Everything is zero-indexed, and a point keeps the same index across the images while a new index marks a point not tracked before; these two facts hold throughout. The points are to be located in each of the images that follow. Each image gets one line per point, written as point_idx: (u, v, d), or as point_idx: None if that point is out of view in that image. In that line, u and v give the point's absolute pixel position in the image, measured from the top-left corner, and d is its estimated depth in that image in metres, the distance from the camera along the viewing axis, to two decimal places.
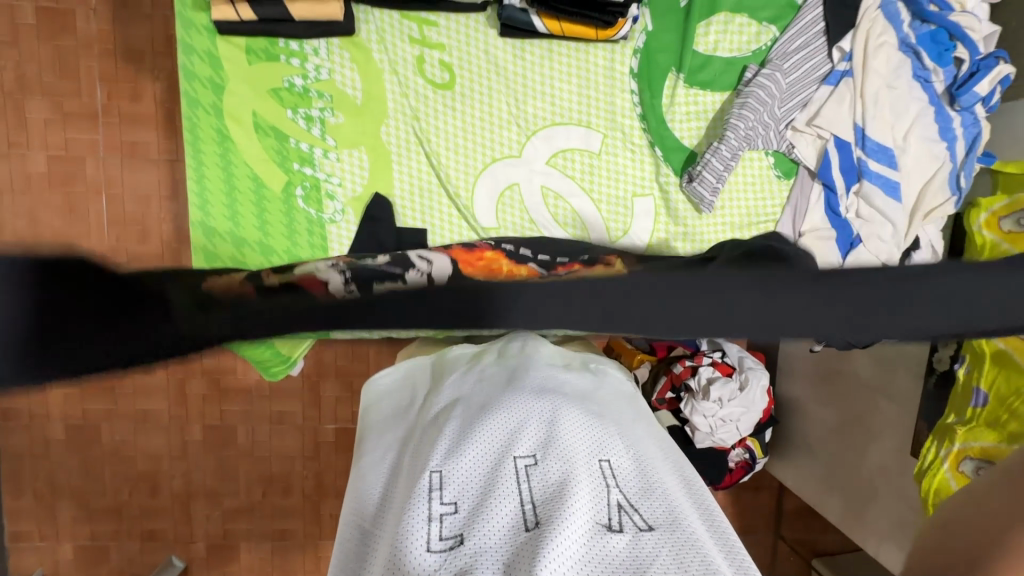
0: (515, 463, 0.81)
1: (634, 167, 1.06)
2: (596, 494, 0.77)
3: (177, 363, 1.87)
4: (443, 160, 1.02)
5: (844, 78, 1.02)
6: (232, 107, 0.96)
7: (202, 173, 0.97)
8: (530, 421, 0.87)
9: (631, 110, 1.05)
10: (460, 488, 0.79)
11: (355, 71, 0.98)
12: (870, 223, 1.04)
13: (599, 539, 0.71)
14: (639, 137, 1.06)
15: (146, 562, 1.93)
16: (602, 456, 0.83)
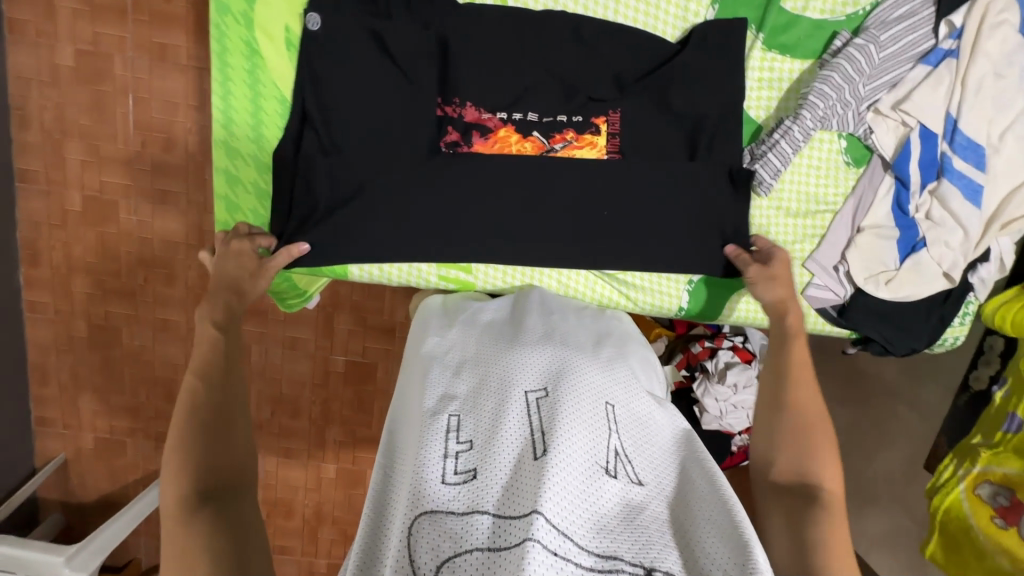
0: (523, 394, 0.74)
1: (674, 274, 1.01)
2: (599, 437, 0.70)
3: (197, 277, 1.89)
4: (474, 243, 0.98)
5: (946, 59, 0.90)
6: (264, 17, 0.87)
7: (228, 89, 0.89)
8: (539, 356, 0.79)
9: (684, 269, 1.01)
10: (474, 423, 0.72)
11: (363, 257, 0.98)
12: (939, 227, 0.95)
13: (599, 484, 0.66)
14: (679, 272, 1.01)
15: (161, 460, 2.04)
16: (609, 402, 0.76)
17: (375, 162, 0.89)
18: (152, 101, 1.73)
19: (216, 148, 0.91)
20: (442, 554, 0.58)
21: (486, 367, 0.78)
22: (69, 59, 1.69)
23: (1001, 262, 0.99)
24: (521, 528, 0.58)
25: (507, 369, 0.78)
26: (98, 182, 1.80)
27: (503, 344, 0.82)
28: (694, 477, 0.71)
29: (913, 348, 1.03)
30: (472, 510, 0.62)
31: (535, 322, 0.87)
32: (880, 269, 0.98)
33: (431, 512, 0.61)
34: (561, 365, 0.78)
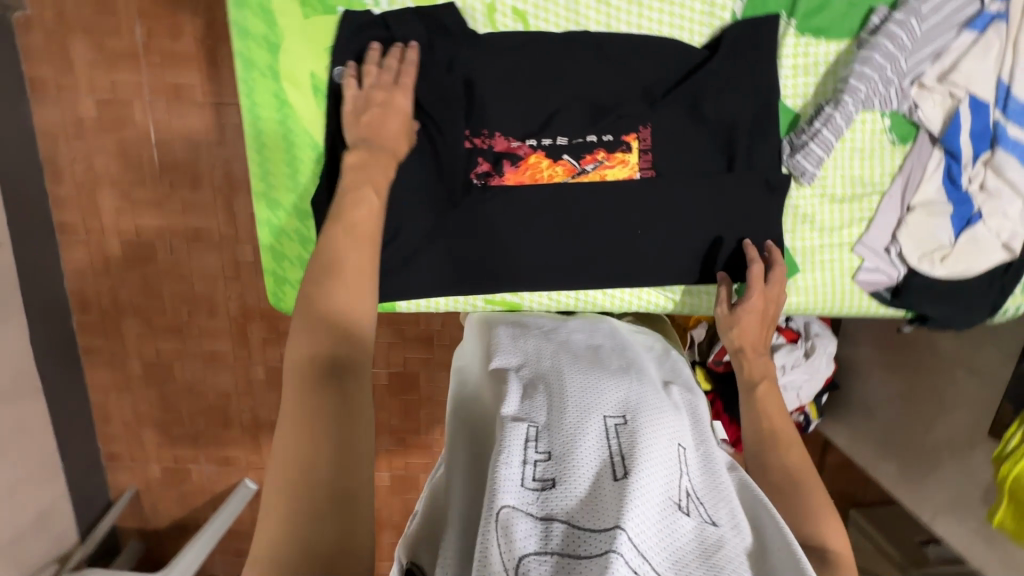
0: (602, 418, 0.75)
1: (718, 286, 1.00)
2: (674, 472, 0.71)
3: (238, 307, 1.95)
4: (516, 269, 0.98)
5: (994, 22, 0.85)
6: (289, 67, 0.87)
7: (262, 142, 0.91)
8: (617, 386, 0.81)
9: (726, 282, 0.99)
10: (552, 435, 0.73)
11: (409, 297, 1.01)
12: (996, 198, 0.92)
13: (674, 517, 0.66)
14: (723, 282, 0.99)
15: (225, 482, 2.14)
16: (681, 442, 0.77)
17: (419, 204, 0.93)
18: (175, 141, 1.76)
19: (258, 201, 0.93)
20: (523, 553, 0.59)
21: (562, 386, 0.79)
22: (92, 109, 1.73)
23: None
24: (605, 543, 0.59)
25: (585, 391, 0.79)
26: (134, 226, 1.85)
27: (578, 366, 0.83)
28: (760, 521, 0.71)
29: (973, 322, 1.00)
30: (552, 515, 0.63)
31: (608, 354, 0.89)
32: (935, 246, 0.95)
33: (513, 510, 0.62)
34: (637, 398, 0.79)
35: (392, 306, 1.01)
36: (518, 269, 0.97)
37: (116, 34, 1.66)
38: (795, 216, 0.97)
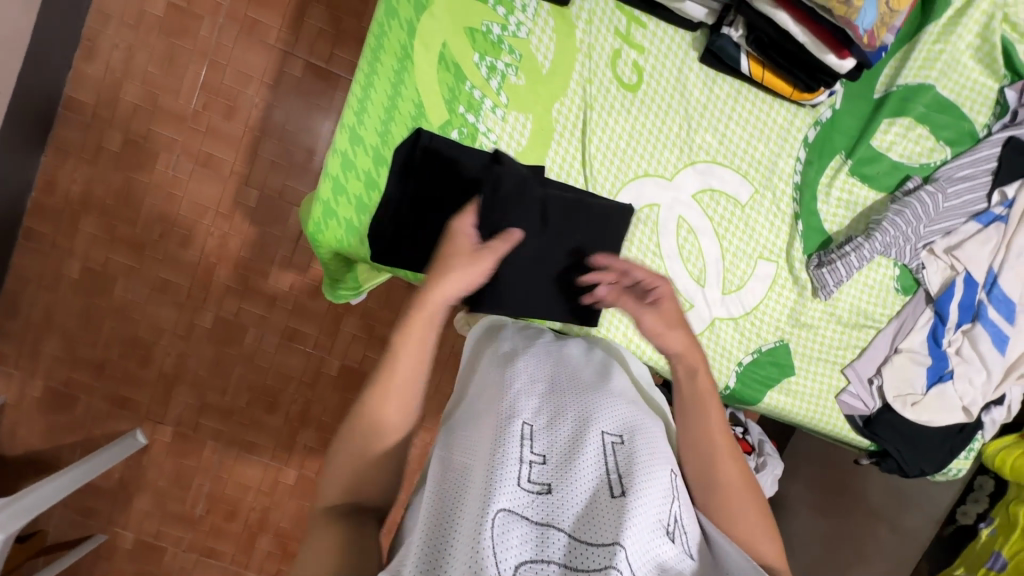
0: (601, 433, 0.74)
1: (721, 362, 1.05)
2: (665, 496, 0.71)
3: (219, 245, 1.55)
4: None
5: (996, 221, 1.04)
6: (426, 30, 0.93)
7: (370, 80, 0.92)
8: (617, 406, 0.79)
9: (732, 361, 1.06)
10: (551, 440, 0.71)
11: None
12: (967, 364, 1.06)
13: (663, 538, 0.66)
14: (731, 360, 1.06)
15: (103, 435, 1.57)
16: (672, 468, 0.76)
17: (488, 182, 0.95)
18: (228, 67, 1.51)
19: (341, 131, 0.92)
20: (519, 559, 0.58)
21: (563, 398, 0.78)
22: (158, 9, 1.48)
23: (1010, 407, 1.09)
24: (600, 560, 0.59)
25: (583, 405, 0.77)
26: (148, 130, 1.51)
27: (579, 383, 0.81)
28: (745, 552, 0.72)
29: (922, 470, 1.10)
30: (548, 523, 0.62)
31: (608, 371, 0.87)
32: (908, 391, 1.07)
33: (508, 512, 0.61)
34: (634, 420, 0.79)
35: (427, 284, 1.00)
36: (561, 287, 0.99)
37: None
38: (781, 302, 1.06)
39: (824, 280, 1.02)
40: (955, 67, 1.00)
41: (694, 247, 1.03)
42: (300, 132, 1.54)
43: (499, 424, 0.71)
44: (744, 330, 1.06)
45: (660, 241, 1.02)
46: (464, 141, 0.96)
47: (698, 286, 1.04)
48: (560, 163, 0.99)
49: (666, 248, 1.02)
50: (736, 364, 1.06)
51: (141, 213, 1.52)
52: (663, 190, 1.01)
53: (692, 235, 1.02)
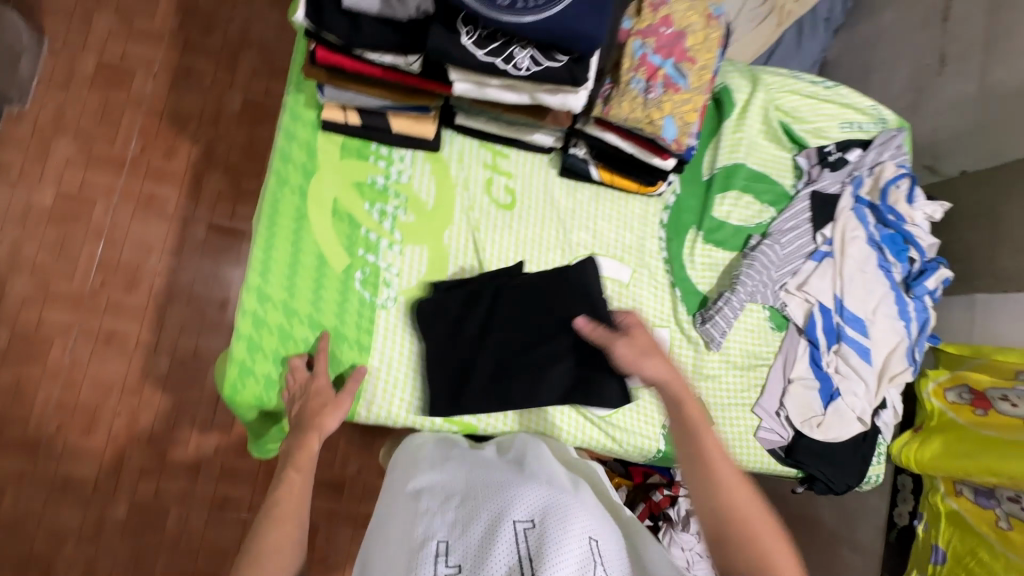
0: (513, 522, 0.72)
1: (647, 428, 1.14)
2: (589, 568, 0.68)
3: (129, 423, 1.45)
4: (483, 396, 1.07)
5: (826, 257, 1.24)
6: (317, 190, 1.03)
7: (271, 243, 0.99)
8: (530, 490, 0.79)
9: (657, 424, 1.15)
10: (465, 546, 0.71)
11: (377, 404, 1.02)
12: (847, 379, 1.21)
13: None
14: (655, 423, 1.15)
15: None
16: (597, 536, 0.74)
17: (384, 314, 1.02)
18: (126, 242, 1.52)
19: (248, 293, 0.96)
20: None
21: (475, 498, 0.78)
22: (46, 200, 1.49)
23: (895, 407, 1.24)
24: None
25: (495, 500, 0.77)
26: (39, 319, 1.45)
27: (492, 479, 0.82)
28: None
29: (847, 484, 1.21)
30: None
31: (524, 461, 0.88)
32: (812, 415, 1.19)
33: None
34: (550, 498, 0.77)
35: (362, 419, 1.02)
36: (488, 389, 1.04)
37: (102, 121, 1.54)
38: (683, 360, 1.18)
39: (711, 332, 1.16)
40: (756, 147, 1.26)
41: None
42: (210, 290, 1.54)
43: (413, 547, 0.73)
44: None
45: None
46: (368, 279, 1.04)
47: None
48: (460, 281, 1.09)
49: None
50: (661, 426, 1.15)
51: (34, 407, 1.41)
52: None
53: None
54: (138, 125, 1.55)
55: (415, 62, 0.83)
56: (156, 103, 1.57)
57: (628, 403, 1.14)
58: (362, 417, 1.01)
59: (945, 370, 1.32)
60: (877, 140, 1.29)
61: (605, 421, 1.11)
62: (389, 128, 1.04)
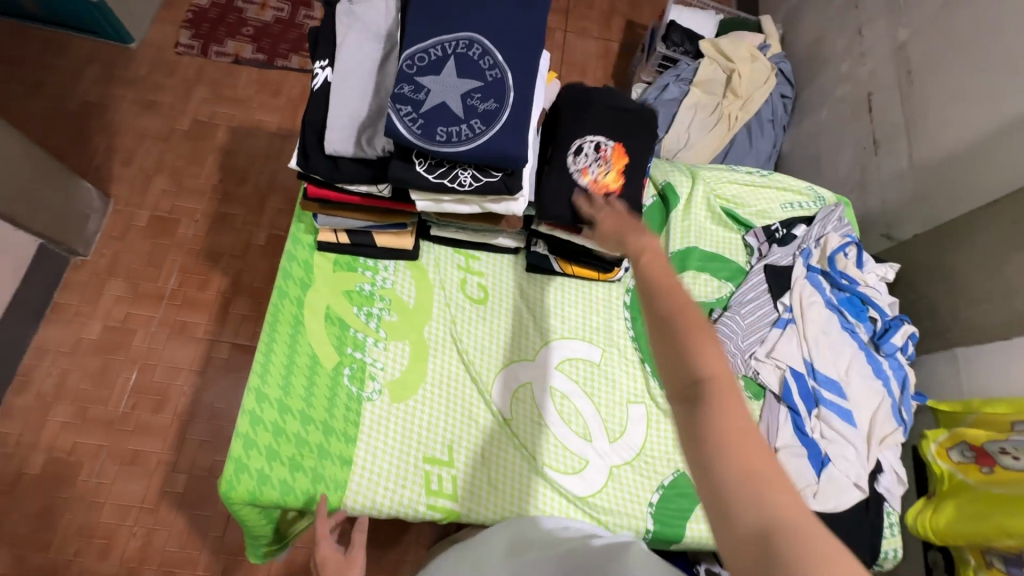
0: None
1: (631, 507, 1.13)
2: None
3: (142, 543, 1.52)
4: (465, 480, 1.11)
5: (789, 323, 1.30)
6: (311, 299, 1.19)
7: (271, 348, 1.14)
8: None
9: (643, 503, 1.14)
10: None
11: (361, 492, 1.07)
12: (835, 443, 1.20)
13: None
14: (641, 502, 1.14)
15: None
16: None
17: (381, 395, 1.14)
18: (158, 366, 1.69)
19: (248, 393, 1.09)
20: None
21: None
22: (94, 334, 1.71)
23: (896, 471, 1.21)
24: None
25: None
26: (73, 444, 1.59)
27: None
28: None
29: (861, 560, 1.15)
30: None
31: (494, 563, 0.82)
32: (806, 484, 1.17)
33: None
34: None
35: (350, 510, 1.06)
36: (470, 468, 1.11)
37: (147, 263, 1.81)
38: (661, 434, 1.21)
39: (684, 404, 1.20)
40: (705, 231, 1.40)
41: (572, 409, 1.20)
42: (229, 406, 1.68)
43: None
44: (642, 470, 1.17)
45: (539, 405, 1.19)
46: (356, 374, 1.15)
47: (586, 442, 1.18)
48: (440, 370, 1.19)
49: (547, 405, 1.19)
50: (646, 505, 1.14)
51: (59, 531, 1.50)
52: (530, 369, 1.22)
53: (566, 399, 1.20)
54: (178, 264, 1.81)
55: (387, 188, 1.02)
56: (194, 245, 1.84)
57: (611, 481, 1.15)
58: (350, 509, 1.06)
59: (943, 428, 1.27)
60: (818, 216, 1.42)
61: (587, 500, 1.12)
62: (373, 243, 1.23)
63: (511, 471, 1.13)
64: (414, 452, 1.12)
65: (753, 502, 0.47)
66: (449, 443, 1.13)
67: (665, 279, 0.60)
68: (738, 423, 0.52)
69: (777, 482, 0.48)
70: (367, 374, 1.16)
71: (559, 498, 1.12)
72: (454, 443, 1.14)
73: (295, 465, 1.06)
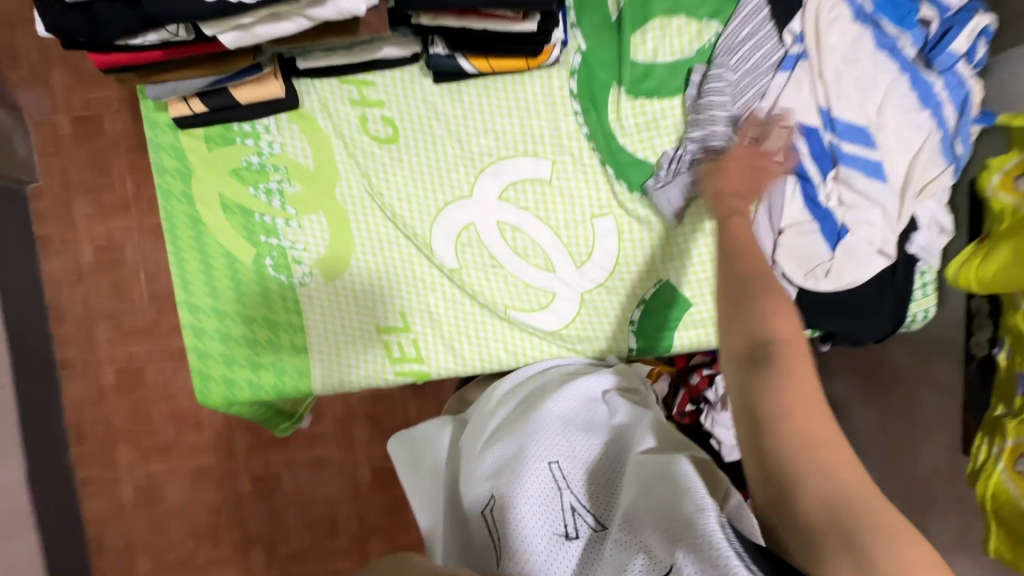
0: (535, 462, 0.79)
1: (610, 330, 1.04)
2: (546, 501, 0.75)
3: (224, 417, 1.77)
4: (428, 341, 1.05)
5: (799, 60, 0.96)
6: (200, 192, 1.02)
7: (181, 257, 1.03)
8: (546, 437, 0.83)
9: (624, 324, 1.04)
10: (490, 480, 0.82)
11: (326, 374, 1.05)
12: (855, 209, 0.97)
13: (558, 550, 0.71)
14: (621, 323, 1.04)
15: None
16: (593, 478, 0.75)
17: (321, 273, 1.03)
18: (161, 272, 1.71)
19: (181, 308, 1.03)
20: None
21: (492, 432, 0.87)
22: (90, 256, 1.72)
23: (938, 222, 0.98)
24: None
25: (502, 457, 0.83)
26: (127, 353, 1.74)
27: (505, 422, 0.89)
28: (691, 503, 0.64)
29: (883, 332, 1.01)
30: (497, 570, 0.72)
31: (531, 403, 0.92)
32: (816, 263, 0.98)
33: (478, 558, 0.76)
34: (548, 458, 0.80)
35: (324, 391, 1.06)
36: (437, 327, 1.05)
37: (99, 173, 1.70)
38: (638, 245, 1.02)
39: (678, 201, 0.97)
40: None
41: (529, 241, 1.03)
42: None
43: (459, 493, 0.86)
44: (619, 290, 1.03)
45: (491, 248, 1.03)
46: (278, 263, 1.03)
47: (551, 273, 1.04)
48: (368, 235, 1.03)
49: (510, 241, 1.03)
50: (626, 325, 1.03)
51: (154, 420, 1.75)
52: (470, 207, 1.03)
53: (518, 233, 1.03)
54: (126, 167, 1.68)
55: (179, 28, 0.74)
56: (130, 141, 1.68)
57: (584, 308, 1.04)
58: (323, 391, 1.06)
59: (1014, 152, 0.97)
60: None
61: (562, 331, 1.04)
62: (237, 102, 0.97)
63: (472, 321, 1.05)
64: (367, 327, 1.04)
65: (781, 434, 0.55)
66: (401, 309, 1.04)
67: (745, 241, 0.68)
68: (794, 369, 0.57)
69: (805, 423, 0.55)
70: (291, 259, 1.03)
71: (532, 335, 1.05)
72: (409, 307, 1.04)
73: (254, 365, 1.04)
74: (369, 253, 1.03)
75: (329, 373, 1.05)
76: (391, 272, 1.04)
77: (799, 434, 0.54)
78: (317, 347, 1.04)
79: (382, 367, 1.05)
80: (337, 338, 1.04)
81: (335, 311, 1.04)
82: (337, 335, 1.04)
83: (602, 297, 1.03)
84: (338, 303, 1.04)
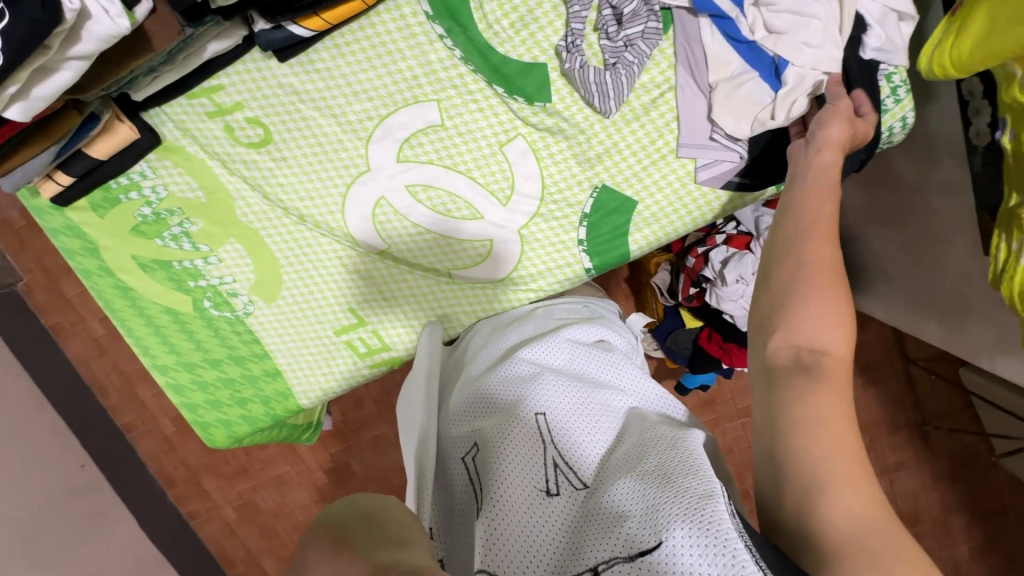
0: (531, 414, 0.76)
1: (562, 258, 0.97)
2: (534, 453, 0.72)
3: None
4: (387, 325, 1.02)
5: None
6: (114, 261, 0.99)
7: (129, 326, 1.03)
8: (543, 386, 0.80)
9: (574, 246, 0.96)
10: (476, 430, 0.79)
11: (306, 385, 1.06)
12: (788, 32, 0.81)
13: (541, 504, 0.67)
14: (571, 245, 0.96)
15: None
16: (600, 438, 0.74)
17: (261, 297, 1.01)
18: None
19: (153, 372, 1.05)
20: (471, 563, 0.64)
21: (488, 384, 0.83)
22: (100, 329, 1.76)
23: (893, 8, 0.83)
24: None
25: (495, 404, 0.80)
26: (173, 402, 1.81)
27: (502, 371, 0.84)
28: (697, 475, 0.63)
29: (857, 160, 0.88)
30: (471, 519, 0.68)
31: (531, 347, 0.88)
32: (758, 110, 0.85)
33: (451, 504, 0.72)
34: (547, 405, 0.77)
35: (314, 401, 1.08)
36: (395, 309, 1.02)
37: None
38: (561, 159, 0.92)
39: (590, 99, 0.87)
40: None
41: (448, 194, 0.95)
42: None
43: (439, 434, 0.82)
44: (554, 215, 0.95)
45: (413, 214, 0.96)
46: (217, 302, 1.01)
47: (480, 221, 0.96)
48: (287, 246, 0.98)
49: (431, 201, 0.95)
50: (576, 247, 0.96)
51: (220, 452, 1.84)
52: (372, 181, 0.95)
53: (430, 192, 0.95)
54: None
55: None
56: None
57: (526, 245, 0.97)
58: (314, 402, 1.08)
59: None
60: None
61: (514, 276, 0.99)
62: (99, 160, 0.89)
63: (420, 295, 1.01)
64: (324, 332, 1.03)
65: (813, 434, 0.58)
66: (349, 305, 1.01)
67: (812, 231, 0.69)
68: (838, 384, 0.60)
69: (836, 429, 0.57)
70: (227, 295, 1.01)
71: (485, 288, 1.00)
72: (357, 300, 1.01)
73: (241, 401, 1.07)
74: (297, 264, 0.99)
75: (311, 386, 1.06)
76: (327, 275, 1.00)
77: (826, 447, 0.57)
78: (292, 366, 1.04)
79: (355, 365, 1.04)
80: (302, 351, 1.04)
81: (289, 328, 1.02)
82: (301, 351, 1.04)
83: (542, 226, 0.95)
84: (292, 321, 1.02)
